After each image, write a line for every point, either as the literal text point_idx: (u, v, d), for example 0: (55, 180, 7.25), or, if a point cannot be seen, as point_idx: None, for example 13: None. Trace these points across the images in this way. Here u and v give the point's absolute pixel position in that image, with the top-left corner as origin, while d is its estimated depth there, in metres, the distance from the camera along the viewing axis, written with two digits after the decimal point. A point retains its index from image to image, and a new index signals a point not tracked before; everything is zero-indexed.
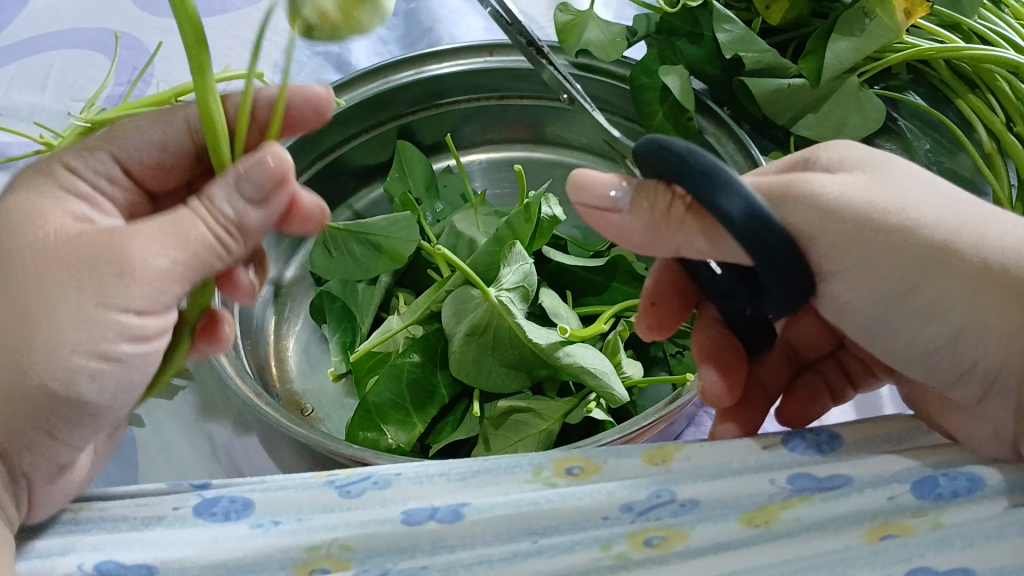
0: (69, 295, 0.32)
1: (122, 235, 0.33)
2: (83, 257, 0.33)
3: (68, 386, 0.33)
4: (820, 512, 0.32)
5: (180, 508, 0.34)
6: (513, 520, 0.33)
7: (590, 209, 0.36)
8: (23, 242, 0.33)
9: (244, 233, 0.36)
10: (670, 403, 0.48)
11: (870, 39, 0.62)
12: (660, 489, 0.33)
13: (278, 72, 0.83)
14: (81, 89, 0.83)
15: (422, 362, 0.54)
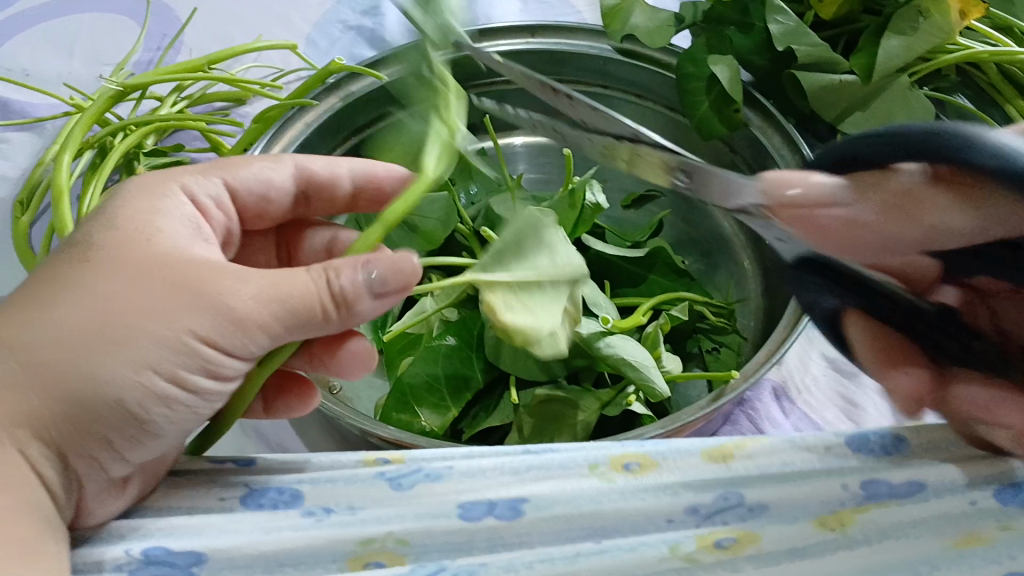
0: (158, 319, 0.33)
1: (220, 279, 0.34)
2: (181, 286, 0.33)
3: (125, 397, 0.33)
4: (893, 519, 0.37)
5: (227, 499, 0.35)
6: (573, 519, 0.36)
7: (778, 209, 0.39)
8: (127, 253, 0.34)
9: (351, 312, 0.36)
10: (712, 401, 0.47)
11: (922, 37, 0.60)
12: (727, 492, 0.37)
13: (310, 46, 0.82)
14: (109, 54, 0.82)
15: (459, 345, 0.53)
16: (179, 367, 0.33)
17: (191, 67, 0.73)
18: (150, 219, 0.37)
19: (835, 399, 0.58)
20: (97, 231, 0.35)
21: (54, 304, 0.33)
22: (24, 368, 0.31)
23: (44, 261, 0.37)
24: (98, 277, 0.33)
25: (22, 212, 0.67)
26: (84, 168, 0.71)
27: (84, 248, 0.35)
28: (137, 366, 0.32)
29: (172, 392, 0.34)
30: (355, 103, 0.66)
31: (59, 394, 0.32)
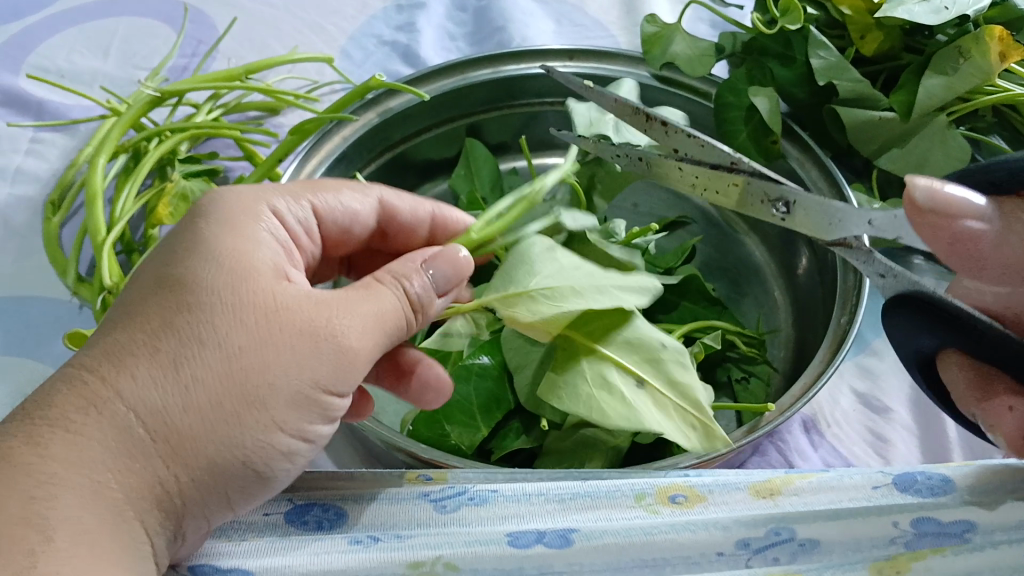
0: (288, 374, 0.35)
1: (332, 317, 0.36)
2: (304, 332, 0.35)
3: (253, 449, 0.35)
4: (951, 565, 0.36)
5: (272, 514, 0.39)
6: (623, 551, 0.36)
7: (943, 216, 0.35)
8: (239, 302, 0.35)
9: (425, 316, 0.40)
10: (745, 434, 0.46)
11: (962, 78, 0.59)
12: (779, 527, 0.37)
13: (345, 58, 0.82)
14: (144, 58, 0.82)
15: (493, 366, 0.53)
16: (303, 421, 0.36)
17: (228, 76, 0.73)
18: (249, 254, 0.37)
19: (863, 434, 0.57)
20: (207, 275, 0.36)
21: (187, 365, 0.33)
22: (164, 435, 0.33)
23: (133, 293, 0.36)
24: (224, 334, 0.34)
25: (54, 213, 0.67)
26: (117, 171, 0.70)
27: (198, 296, 0.35)
28: (269, 425, 0.35)
29: (292, 447, 0.37)
30: (392, 120, 0.65)
31: (197, 458, 0.34)
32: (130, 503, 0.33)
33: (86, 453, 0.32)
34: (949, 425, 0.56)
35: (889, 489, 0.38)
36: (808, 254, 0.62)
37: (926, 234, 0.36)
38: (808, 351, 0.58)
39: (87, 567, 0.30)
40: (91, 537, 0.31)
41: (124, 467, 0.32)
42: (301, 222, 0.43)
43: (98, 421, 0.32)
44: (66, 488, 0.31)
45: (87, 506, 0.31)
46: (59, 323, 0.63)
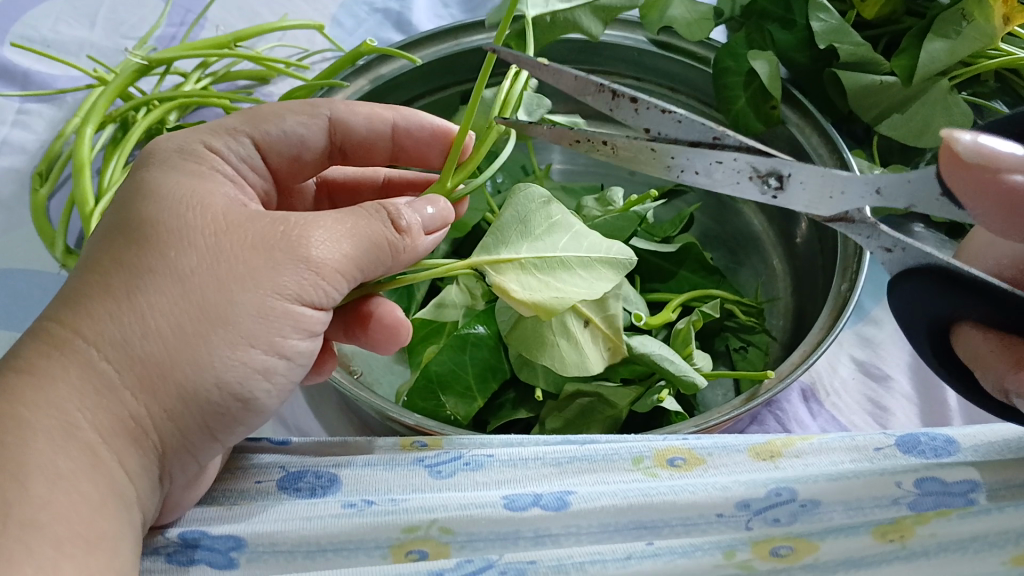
0: (248, 288, 0.34)
1: (291, 233, 0.36)
2: (261, 248, 0.35)
3: (220, 373, 0.35)
4: (955, 532, 0.36)
5: (265, 482, 0.38)
6: (620, 513, 0.36)
7: (983, 168, 0.33)
8: (193, 227, 0.35)
9: (410, 246, 0.39)
10: (744, 402, 0.46)
11: (966, 42, 0.57)
12: (779, 487, 0.36)
13: (336, 26, 0.80)
14: (131, 27, 0.80)
15: (489, 336, 0.52)
16: (274, 335, 0.36)
17: (217, 44, 0.71)
18: (196, 186, 0.37)
19: (863, 403, 0.57)
20: (154, 208, 0.35)
21: (142, 295, 0.33)
22: (127, 366, 0.33)
23: (91, 241, 0.36)
24: (175, 258, 0.34)
25: (41, 184, 0.66)
26: (104, 141, 0.69)
27: (149, 227, 0.35)
28: (236, 341, 0.35)
29: (269, 363, 0.36)
30: (385, 87, 0.64)
31: (166, 385, 0.33)
32: (102, 442, 0.33)
33: (51, 395, 0.32)
34: (948, 393, 0.56)
35: (891, 450, 0.38)
36: (808, 221, 0.60)
37: (966, 191, 0.34)
38: (808, 317, 0.58)
39: (61, 511, 0.31)
40: (62, 479, 0.31)
41: (92, 404, 0.33)
42: (243, 159, 0.43)
43: (62, 363, 0.33)
44: (34, 427, 0.31)
45: (57, 448, 0.31)
46: (47, 296, 0.62)
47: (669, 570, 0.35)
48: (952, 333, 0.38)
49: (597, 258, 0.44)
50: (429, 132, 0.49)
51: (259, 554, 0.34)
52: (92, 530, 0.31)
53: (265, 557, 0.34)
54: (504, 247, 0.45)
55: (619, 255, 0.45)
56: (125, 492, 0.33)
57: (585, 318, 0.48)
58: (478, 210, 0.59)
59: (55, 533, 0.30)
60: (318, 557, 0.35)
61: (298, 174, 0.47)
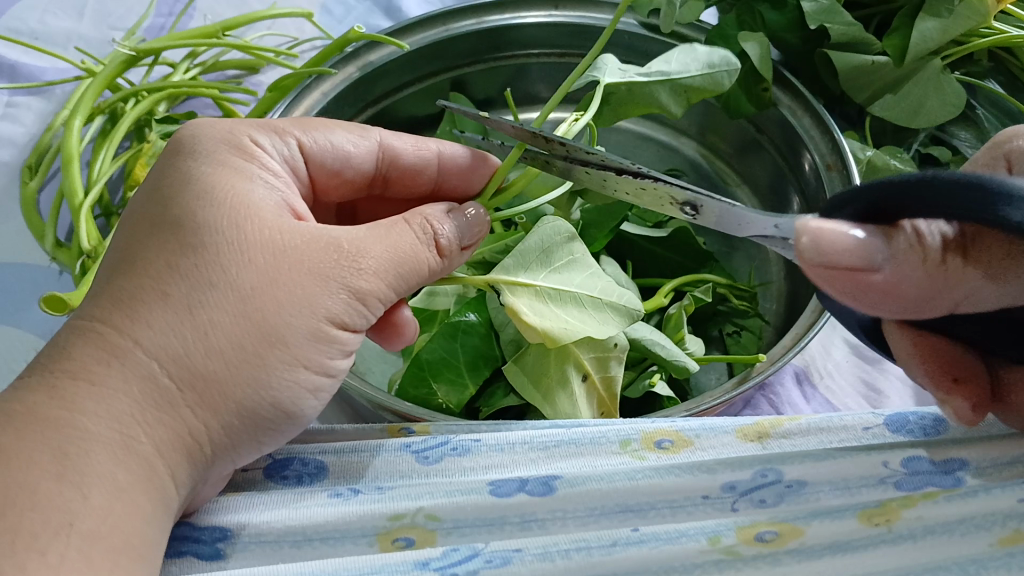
0: (305, 313, 0.35)
1: (345, 256, 0.37)
2: (317, 271, 0.36)
3: (275, 392, 0.35)
4: (945, 513, 0.35)
5: (254, 471, 0.38)
6: (608, 497, 0.36)
7: (833, 269, 0.31)
8: (251, 243, 0.35)
9: (446, 262, 0.41)
10: (735, 386, 0.45)
11: (959, 20, 0.56)
12: (765, 468, 0.37)
13: (325, 13, 0.80)
14: (119, 18, 0.79)
15: (480, 323, 0.52)
16: (325, 356, 0.37)
17: (205, 33, 0.71)
18: (245, 195, 0.37)
19: (857, 386, 0.56)
20: (209, 218, 0.35)
21: (203, 310, 0.34)
22: (186, 380, 0.33)
23: (135, 244, 0.35)
24: (235, 274, 0.34)
25: (31, 177, 0.66)
26: (94, 133, 0.68)
27: (203, 239, 0.35)
28: (291, 362, 0.35)
29: (317, 383, 0.37)
30: (374, 74, 0.63)
31: (225, 402, 0.34)
32: (161, 455, 0.32)
33: (111, 405, 0.32)
34: None
35: (880, 431, 0.38)
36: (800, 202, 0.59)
37: (829, 285, 0.32)
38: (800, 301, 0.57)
39: (119, 523, 0.30)
40: (122, 491, 0.31)
41: (152, 418, 0.32)
42: (284, 160, 0.42)
43: (120, 371, 0.32)
44: (96, 443, 0.31)
45: (117, 460, 0.31)
46: (38, 290, 0.62)
47: (657, 558, 0.35)
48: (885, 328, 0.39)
49: (607, 299, 0.45)
50: (471, 165, 0.48)
51: (247, 544, 0.34)
52: (145, 544, 0.31)
53: (253, 548, 0.34)
54: (523, 270, 0.46)
55: (629, 305, 0.45)
56: (172, 503, 0.33)
57: (585, 373, 0.48)
58: None
59: (111, 545, 0.30)
60: (305, 546, 0.34)
61: (337, 183, 0.46)
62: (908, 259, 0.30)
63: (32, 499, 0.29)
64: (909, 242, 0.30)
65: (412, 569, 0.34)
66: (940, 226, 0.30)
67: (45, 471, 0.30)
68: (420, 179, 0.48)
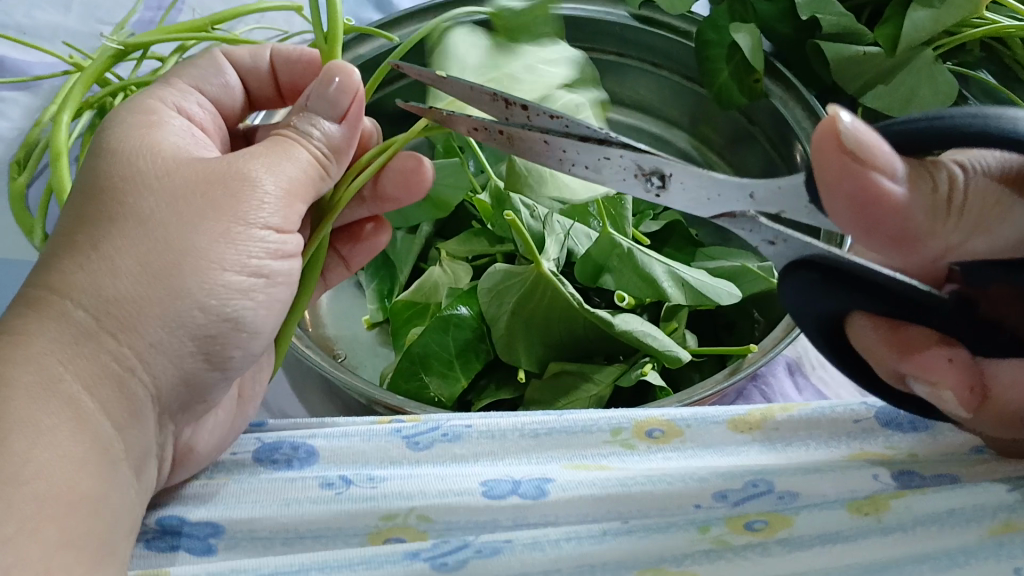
0: (205, 219, 0.34)
1: (232, 168, 0.36)
2: (209, 181, 0.35)
3: (205, 299, 0.34)
4: (934, 505, 0.34)
5: (244, 456, 0.39)
6: (599, 502, 0.36)
7: (854, 163, 0.27)
8: (144, 175, 0.34)
9: (340, 157, 0.39)
10: (728, 375, 0.46)
11: (950, 10, 0.56)
12: (756, 479, 0.36)
13: (315, 6, 0.79)
14: (108, 13, 0.78)
15: (472, 317, 0.52)
16: (243, 255, 0.35)
17: (192, 26, 0.69)
18: (147, 136, 0.36)
19: None
20: (104, 163, 0.35)
21: (107, 243, 0.33)
22: (102, 310, 0.32)
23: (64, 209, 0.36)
24: (135, 204, 0.33)
25: (19, 172, 0.65)
26: (81, 128, 0.68)
27: (106, 181, 0.34)
28: (205, 266, 0.34)
29: (246, 282, 0.36)
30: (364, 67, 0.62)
31: (145, 321, 0.33)
32: (88, 391, 0.31)
33: (33, 346, 0.31)
34: None
35: (871, 423, 0.39)
36: None
37: (833, 188, 0.28)
38: None
39: (44, 468, 0.29)
40: (51, 439, 0.30)
41: (73, 357, 0.31)
42: (197, 104, 0.43)
43: (39, 320, 0.32)
44: (15, 388, 0.30)
45: (38, 402, 0.30)
46: None
47: (642, 549, 0.34)
48: (845, 325, 0.36)
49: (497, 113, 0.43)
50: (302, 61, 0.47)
51: (237, 541, 0.34)
52: (77, 490, 0.30)
53: (245, 544, 0.34)
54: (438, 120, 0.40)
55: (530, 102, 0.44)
56: (110, 446, 0.32)
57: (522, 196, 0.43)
58: (461, 189, 0.57)
59: (38, 492, 0.28)
60: (296, 544, 0.35)
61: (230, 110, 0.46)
62: (917, 179, 0.29)
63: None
64: (922, 169, 0.29)
65: (402, 560, 0.33)
66: (959, 163, 0.30)
67: None
68: (259, 82, 0.47)
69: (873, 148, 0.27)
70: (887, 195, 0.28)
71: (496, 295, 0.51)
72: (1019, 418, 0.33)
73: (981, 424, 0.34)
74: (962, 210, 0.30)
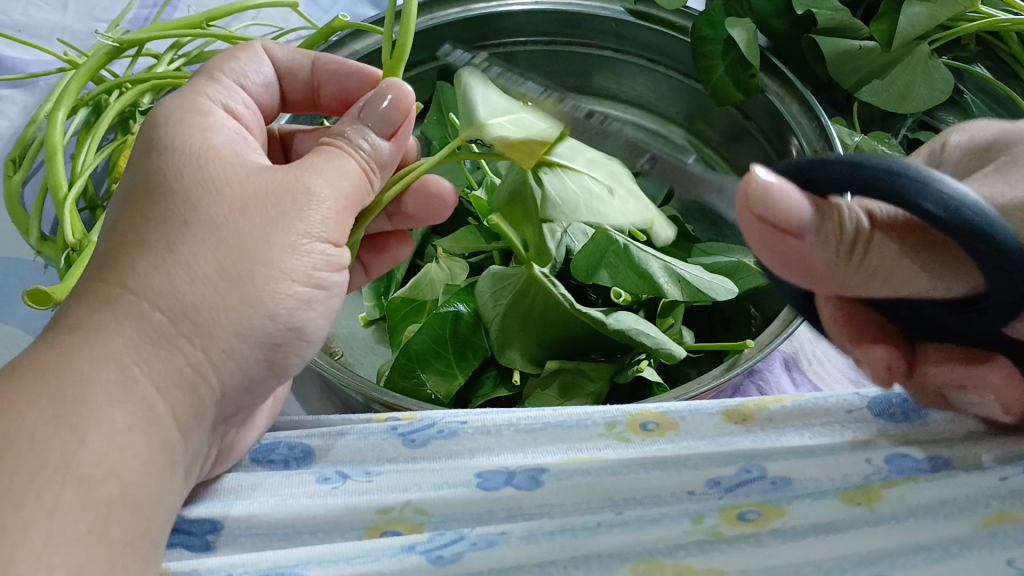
0: (278, 229, 0.33)
1: (296, 178, 0.34)
2: (277, 192, 0.34)
3: (266, 308, 0.34)
4: (925, 497, 0.35)
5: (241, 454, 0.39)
6: (592, 493, 0.36)
7: (763, 218, 0.29)
8: (216, 178, 0.33)
9: (386, 167, 0.38)
10: (724, 372, 0.45)
11: (945, 6, 0.56)
12: (749, 464, 0.37)
13: (311, 3, 0.79)
14: (103, 10, 0.78)
15: (468, 314, 0.52)
16: (309, 268, 0.35)
17: (189, 24, 0.69)
18: (207, 136, 0.35)
19: (846, 370, 0.57)
20: (168, 161, 0.34)
21: (182, 246, 0.32)
22: (180, 314, 0.32)
23: (118, 201, 0.35)
24: (210, 209, 0.33)
25: (15, 171, 0.64)
26: (78, 126, 0.67)
27: (176, 179, 0.33)
28: (277, 277, 0.34)
29: (309, 294, 0.36)
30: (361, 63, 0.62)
31: (220, 327, 0.33)
32: (159, 393, 0.32)
33: (108, 348, 0.31)
34: None
35: (863, 414, 0.39)
36: None
37: (751, 234, 0.31)
38: None
39: (116, 469, 0.30)
40: (121, 436, 0.30)
41: (150, 357, 0.32)
42: (240, 102, 0.41)
43: (114, 317, 0.32)
44: (95, 387, 0.30)
45: (115, 402, 0.30)
46: (25, 282, 0.61)
47: (637, 539, 0.35)
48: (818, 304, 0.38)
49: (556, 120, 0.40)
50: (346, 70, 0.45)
51: (236, 538, 0.34)
52: (143, 493, 0.31)
53: (244, 541, 0.34)
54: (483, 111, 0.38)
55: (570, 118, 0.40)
56: (174, 448, 0.33)
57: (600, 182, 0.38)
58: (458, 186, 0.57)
59: (108, 492, 0.29)
60: (294, 539, 0.35)
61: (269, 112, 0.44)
62: (826, 230, 0.29)
63: (31, 441, 0.28)
64: (828, 211, 0.29)
65: (399, 553, 0.34)
66: (865, 209, 0.30)
67: (44, 414, 0.29)
68: (295, 86, 0.46)
69: (785, 201, 0.28)
70: (791, 243, 0.30)
71: (493, 288, 0.51)
72: (943, 394, 0.37)
73: (915, 391, 0.38)
74: (860, 261, 0.30)
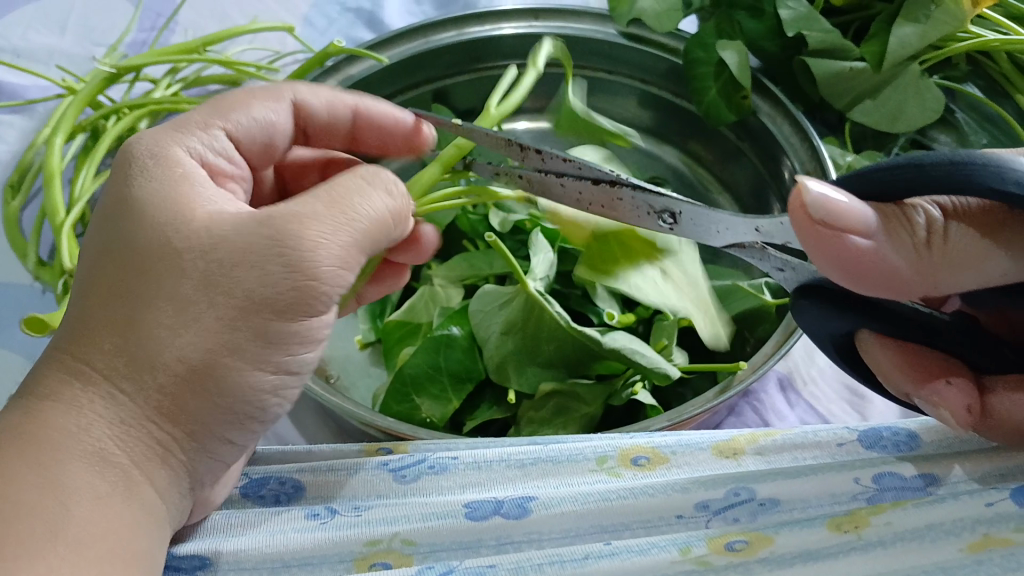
0: (257, 307, 0.33)
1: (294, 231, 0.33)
2: (267, 253, 0.32)
3: (237, 391, 0.33)
4: (915, 520, 0.33)
5: (232, 491, 0.40)
6: (581, 518, 0.36)
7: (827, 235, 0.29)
8: (190, 247, 0.33)
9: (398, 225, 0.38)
10: (718, 395, 0.45)
11: (936, 26, 0.56)
12: (738, 488, 0.37)
13: (306, 26, 0.79)
14: (102, 35, 0.78)
15: (463, 337, 0.52)
16: (285, 354, 0.35)
17: (186, 49, 0.70)
18: (183, 193, 0.34)
19: (841, 391, 0.57)
20: (141, 228, 0.33)
21: (151, 327, 0.32)
22: (148, 395, 0.32)
23: (87, 263, 0.34)
24: (180, 285, 0.32)
25: (13, 197, 0.65)
26: (75, 151, 0.68)
27: (145, 251, 0.33)
28: (253, 362, 0.33)
29: (280, 381, 0.35)
30: (354, 87, 0.61)
31: (191, 411, 0.32)
32: (142, 465, 0.32)
33: (83, 423, 0.31)
34: None
35: (854, 447, 0.38)
36: (781, 209, 0.60)
37: (811, 246, 0.30)
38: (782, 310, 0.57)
39: (102, 535, 0.30)
40: (98, 502, 0.30)
41: (123, 434, 0.32)
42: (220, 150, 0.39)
43: (86, 392, 0.32)
44: (70, 458, 0.31)
45: (92, 472, 0.31)
46: (22, 308, 0.61)
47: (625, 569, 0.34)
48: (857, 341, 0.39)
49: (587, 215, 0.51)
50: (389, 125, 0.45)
51: (226, 571, 0.34)
52: (134, 551, 0.31)
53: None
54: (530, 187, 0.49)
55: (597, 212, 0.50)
56: (156, 514, 0.33)
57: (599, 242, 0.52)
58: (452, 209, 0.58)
59: (98, 554, 0.29)
60: (282, 574, 0.34)
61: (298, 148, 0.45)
62: (891, 228, 0.29)
63: (16, 510, 0.29)
64: (897, 213, 0.30)
65: None
66: (939, 203, 0.30)
67: (25, 484, 0.29)
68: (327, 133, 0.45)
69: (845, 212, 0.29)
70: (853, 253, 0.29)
71: (491, 313, 0.52)
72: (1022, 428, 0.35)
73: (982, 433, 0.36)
74: (943, 253, 0.29)
